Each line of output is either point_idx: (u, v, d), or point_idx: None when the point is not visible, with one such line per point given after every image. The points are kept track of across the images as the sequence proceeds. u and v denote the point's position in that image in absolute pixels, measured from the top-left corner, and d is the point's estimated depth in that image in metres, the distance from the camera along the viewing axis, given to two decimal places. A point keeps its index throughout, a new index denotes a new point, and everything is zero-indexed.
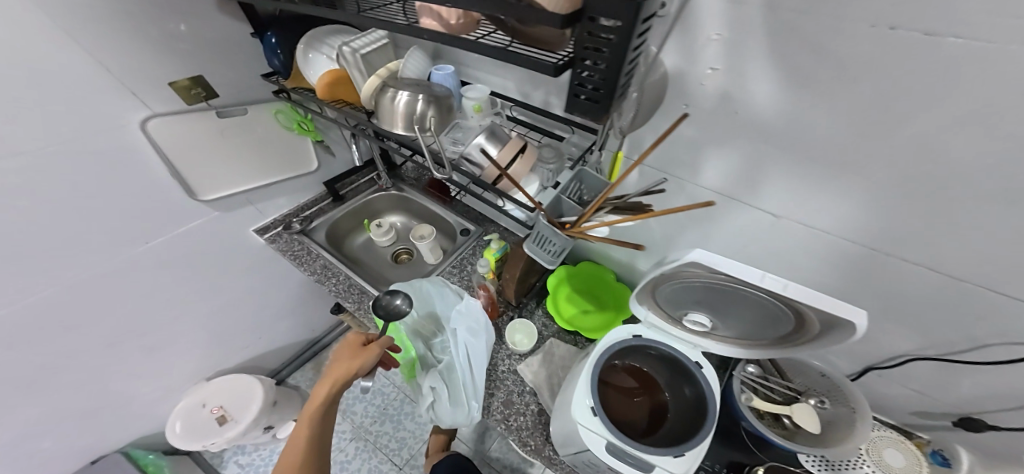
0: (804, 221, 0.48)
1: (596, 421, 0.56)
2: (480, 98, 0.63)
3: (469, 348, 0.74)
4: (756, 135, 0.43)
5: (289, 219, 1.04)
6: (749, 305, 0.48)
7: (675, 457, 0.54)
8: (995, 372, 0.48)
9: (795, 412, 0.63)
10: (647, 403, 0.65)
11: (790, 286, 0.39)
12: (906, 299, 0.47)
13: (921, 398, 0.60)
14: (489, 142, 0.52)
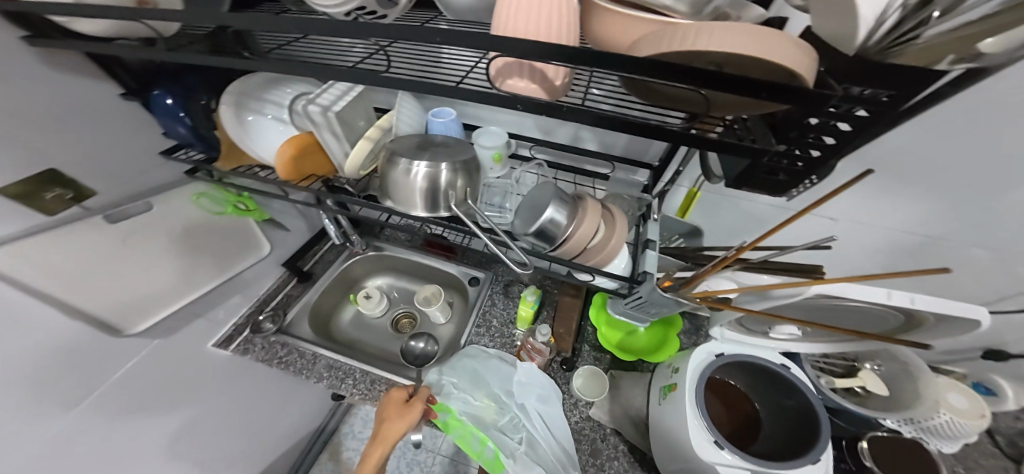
0: (859, 222, 0.54)
1: (724, 455, 0.54)
2: (500, 144, 0.48)
3: (549, 418, 0.67)
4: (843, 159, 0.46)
5: (253, 319, 0.77)
6: (849, 313, 0.45)
7: (812, 463, 0.53)
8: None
9: (864, 381, 0.62)
10: (744, 410, 0.65)
11: (914, 297, 0.37)
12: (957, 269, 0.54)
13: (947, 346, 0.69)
14: (562, 213, 0.40)
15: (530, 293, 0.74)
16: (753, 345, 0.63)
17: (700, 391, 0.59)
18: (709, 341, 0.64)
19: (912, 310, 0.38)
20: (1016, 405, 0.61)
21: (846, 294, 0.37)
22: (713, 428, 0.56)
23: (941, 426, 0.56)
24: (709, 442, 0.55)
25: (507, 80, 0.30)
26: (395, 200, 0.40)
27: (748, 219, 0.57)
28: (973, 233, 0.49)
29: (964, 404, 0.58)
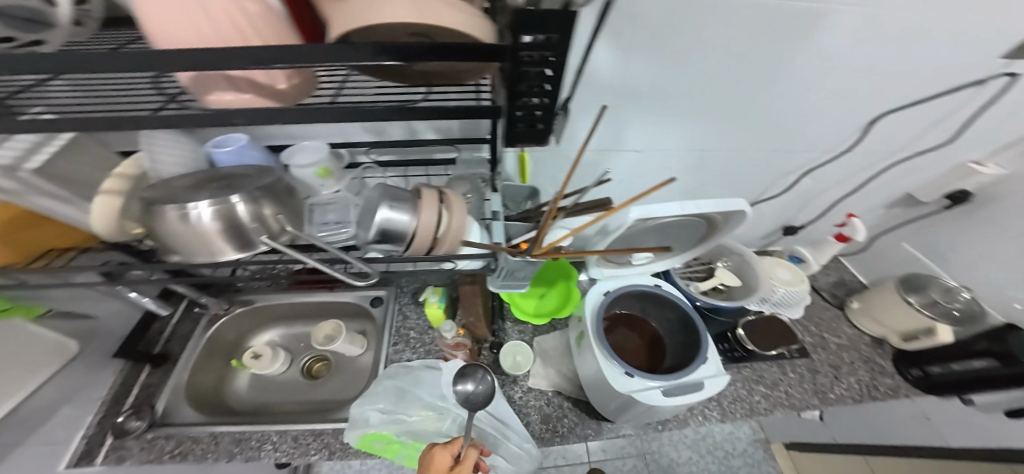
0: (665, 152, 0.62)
1: (638, 381, 0.61)
2: (319, 159, 0.43)
3: (489, 406, 0.67)
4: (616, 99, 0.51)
5: (111, 420, 0.61)
6: (676, 230, 0.58)
7: (703, 362, 0.64)
8: (799, 189, 0.74)
9: (723, 276, 0.77)
10: (646, 336, 0.74)
11: (699, 203, 0.52)
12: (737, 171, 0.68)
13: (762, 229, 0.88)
14: (400, 210, 0.36)
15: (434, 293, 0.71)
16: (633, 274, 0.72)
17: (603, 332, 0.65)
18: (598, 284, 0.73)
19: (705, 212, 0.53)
20: (818, 264, 0.82)
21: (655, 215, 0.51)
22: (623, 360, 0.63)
23: (779, 296, 0.79)
24: (623, 375, 0.61)
25: (214, 93, 0.25)
26: (194, 254, 0.31)
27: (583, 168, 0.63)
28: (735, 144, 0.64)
29: (789, 275, 0.79)
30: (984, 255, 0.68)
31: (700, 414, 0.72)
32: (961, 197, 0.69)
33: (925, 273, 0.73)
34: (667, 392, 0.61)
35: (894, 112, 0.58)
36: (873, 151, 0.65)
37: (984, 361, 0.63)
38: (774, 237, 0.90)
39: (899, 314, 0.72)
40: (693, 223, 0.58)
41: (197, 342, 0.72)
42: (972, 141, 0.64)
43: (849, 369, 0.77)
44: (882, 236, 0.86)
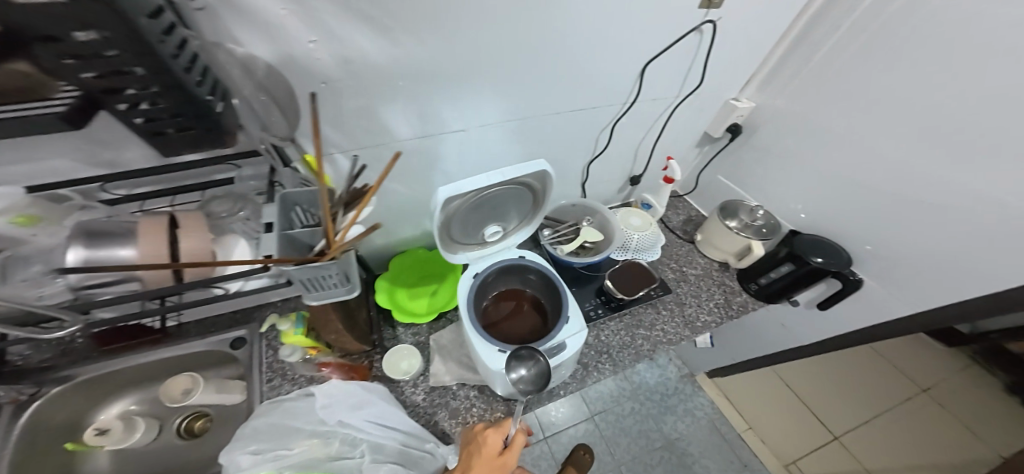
0: (480, 124, 0.62)
1: (512, 355, 0.62)
2: (17, 205, 0.36)
3: (375, 417, 0.65)
4: (385, 87, 0.48)
5: None
6: (508, 199, 0.62)
7: (569, 321, 0.66)
8: (617, 142, 0.81)
9: (584, 235, 0.85)
10: (528, 310, 0.74)
11: (506, 171, 0.55)
12: (551, 136, 0.72)
13: (609, 183, 0.96)
14: (100, 245, 0.32)
15: (285, 321, 0.66)
16: (496, 251, 0.71)
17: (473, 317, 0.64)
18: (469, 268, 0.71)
19: (517, 178, 0.57)
20: (661, 207, 0.92)
21: (469, 190, 0.53)
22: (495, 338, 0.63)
23: (637, 243, 0.90)
24: (496, 352, 0.62)
25: None
26: None
27: (408, 161, 0.61)
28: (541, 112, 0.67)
29: (640, 221, 0.91)
30: (770, 175, 0.83)
31: (593, 369, 0.76)
32: (735, 129, 0.83)
33: (733, 199, 0.86)
34: (538, 360, 0.62)
35: (650, 64, 0.65)
36: (657, 100, 0.74)
37: (786, 267, 0.75)
38: (624, 189, 0.98)
39: (729, 240, 0.84)
40: (520, 189, 0.62)
41: (12, 428, 0.58)
42: (724, 79, 0.76)
43: (706, 294, 0.87)
44: (700, 175, 1.00)
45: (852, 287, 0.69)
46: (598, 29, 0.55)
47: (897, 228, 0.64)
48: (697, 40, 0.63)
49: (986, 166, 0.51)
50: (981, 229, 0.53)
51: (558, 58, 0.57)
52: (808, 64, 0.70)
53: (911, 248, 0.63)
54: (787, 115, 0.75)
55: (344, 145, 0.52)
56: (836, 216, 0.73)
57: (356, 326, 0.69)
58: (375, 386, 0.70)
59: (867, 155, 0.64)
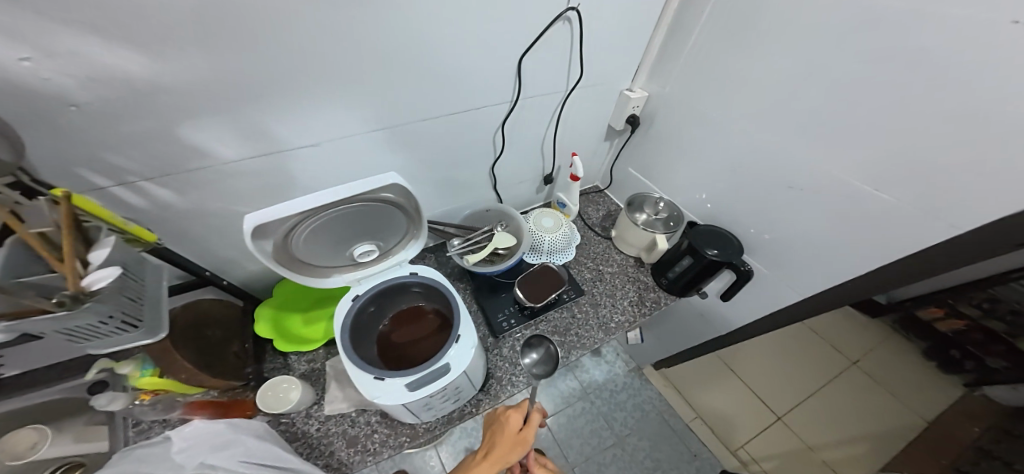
0: (339, 136, 0.55)
1: (387, 384, 0.55)
2: None
3: (248, 456, 0.54)
4: (187, 102, 0.41)
5: None
6: (364, 217, 0.52)
7: (457, 342, 0.60)
8: (516, 143, 0.78)
9: (495, 242, 0.77)
10: (427, 328, 0.68)
11: (342, 190, 0.45)
12: (439, 144, 0.67)
13: (524, 186, 0.92)
14: None
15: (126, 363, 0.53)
16: (380, 270, 0.63)
17: (349, 340, 0.58)
18: (351, 288, 0.63)
19: (361, 193, 0.47)
20: (575, 205, 0.90)
21: (291, 214, 0.43)
22: (370, 366, 0.57)
23: (549, 245, 0.85)
24: (373, 378, 0.56)
25: None
26: None
27: (257, 179, 0.55)
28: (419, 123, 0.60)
29: (552, 223, 0.87)
30: (670, 167, 0.86)
31: (504, 383, 0.72)
32: (633, 121, 0.86)
33: (638, 193, 0.88)
34: (414, 388, 0.56)
35: (526, 59, 0.61)
36: (546, 97, 0.71)
37: (687, 260, 0.77)
38: (540, 189, 0.96)
39: (637, 235, 0.86)
40: (378, 205, 0.52)
41: None
42: (610, 73, 0.76)
43: (621, 294, 0.86)
44: (614, 168, 1.01)
45: (744, 280, 0.72)
46: (450, 25, 0.49)
47: (778, 212, 0.68)
48: (568, 32, 0.61)
49: (838, 152, 0.55)
50: (842, 209, 0.58)
51: (414, 61, 0.51)
52: (682, 57, 0.73)
53: (790, 230, 0.68)
54: (677, 107, 0.78)
55: (143, 169, 0.45)
56: (728, 204, 0.78)
57: (216, 361, 0.61)
58: (250, 425, 0.59)
59: (747, 144, 0.68)
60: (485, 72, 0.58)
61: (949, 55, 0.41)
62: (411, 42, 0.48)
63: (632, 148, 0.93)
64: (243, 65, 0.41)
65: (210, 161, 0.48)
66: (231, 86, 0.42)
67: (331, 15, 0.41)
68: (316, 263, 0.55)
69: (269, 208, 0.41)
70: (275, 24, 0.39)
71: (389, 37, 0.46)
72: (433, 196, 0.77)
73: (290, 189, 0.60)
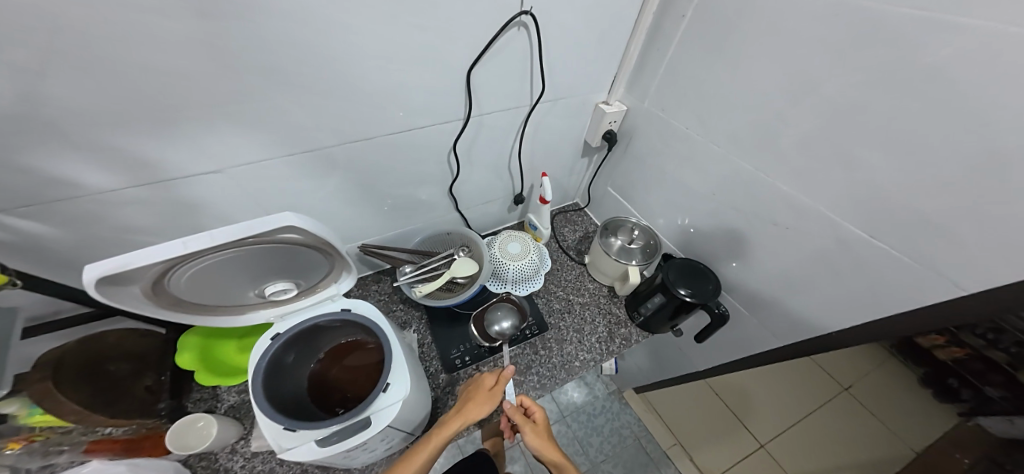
0: (256, 162, 0.51)
1: (300, 436, 0.48)
2: None
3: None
4: (43, 124, 0.36)
5: None
6: (265, 257, 0.45)
7: (385, 391, 0.53)
8: (476, 161, 0.71)
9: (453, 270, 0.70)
10: (365, 366, 0.60)
11: (220, 233, 0.38)
12: (380, 160, 0.61)
13: (492, 206, 0.85)
14: None
15: (8, 403, 0.41)
16: (309, 306, 0.56)
17: (262, 386, 0.50)
18: (273, 325, 0.56)
19: (249, 237, 0.40)
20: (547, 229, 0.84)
21: (152, 262, 0.36)
22: (282, 414, 0.49)
23: (514, 274, 0.77)
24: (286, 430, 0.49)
25: None
26: None
27: (158, 204, 0.48)
28: (353, 141, 0.55)
29: (519, 249, 0.79)
30: (649, 189, 0.81)
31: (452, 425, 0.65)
32: (611, 137, 0.78)
33: (614, 218, 0.82)
34: (326, 443, 0.48)
35: (475, 70, 0.54)
36: (507, 113, 0.64)
37: (658, 297, 0.71)
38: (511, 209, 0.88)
39: (608, 264, 0.80)
40: (279, 245, 0.45)
41: None
42: (582, 85, 0.67)
43: (591, 329, 0.79)
44: (594, 185, 0.95)
45: (719, 322, 0.67)
46: (370, 34, 0.44)
47: (761, 244, 0.63)
48: (527, 41, 0.54)
49: (824, 189, 0.50)
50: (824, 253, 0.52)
51: (332, 76, 0.46)
52: (659, 73, 0.65)
53: (769, 265, 0.63)
54: (656, 125, 0.71)
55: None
56: (709, 234, 0.72)
57: (119, 397, 0.50)
58: (159, 465, 0.48)
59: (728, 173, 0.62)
60: (430, 85, 0.53)
61: (964, 86, 0.34)
62: (313, 53, 0.43)
63: (609, 167, 0.87)
64: (96, 79, 0.35)
65: (96, 186, 0.43)
66: (90, 107, 0.36)
67: (213, 28, 0.36)
68: (217, 304, 0.48)
69: (114, 258, 0.34)
70: (124, 34, 0.33)
71: (294, 46, 0.41)
72: (382, 217, 0.71)
73: (204, 212, 0.53)
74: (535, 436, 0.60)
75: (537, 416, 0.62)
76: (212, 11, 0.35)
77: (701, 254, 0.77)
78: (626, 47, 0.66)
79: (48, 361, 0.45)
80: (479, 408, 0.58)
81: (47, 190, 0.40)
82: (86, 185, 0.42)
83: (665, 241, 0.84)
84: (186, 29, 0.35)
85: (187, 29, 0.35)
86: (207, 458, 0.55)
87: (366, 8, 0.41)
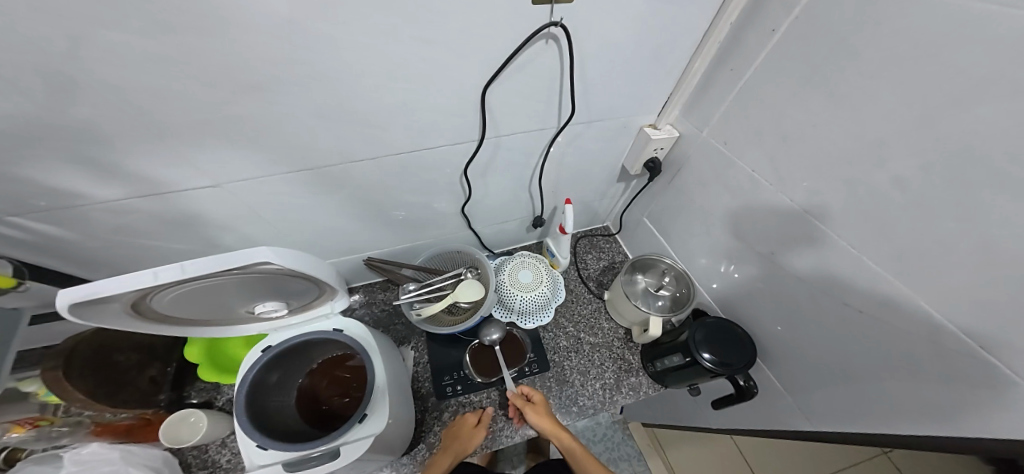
0: (260, 177, 0.49)
1: (271, 454, 0.46)
2: None
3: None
4: (40, 143, 0.35)
5: None
6: (250, 282, 0.42)
7: (360, 422, 0.49)
8: (492, 180, 0.64)
9: (454, 295, 0.65)
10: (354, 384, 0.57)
11: (193, 265, 0.34)
12: (389, 178, 0.57)
13: (509, 224, 0.79)
14: None
15: (29, 382, 0.48)
16: (300, 322, 0.54)
17: (242, 396, 0.49)
18: (266, 336, 0.54)
19: (227, 269, 0.36)
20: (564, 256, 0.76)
21: (121, 291, 0.33)
22: (257, 430, 0.47)
23: (522, 304, 0.71)
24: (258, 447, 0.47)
25: None
26: None
27: (168, 211, 0.50)
28: (359, 161, 0.52)
29: (531, 278, 0.73)
30: (691, 229, 0.69)
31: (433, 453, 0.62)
32: (654, 167, 0.67)
33: (645, 256, 0.72)
34: (294, 468, 0.46)
35: (492, 88, 0.46)
36: (528, 134, 0.56)
37: (677, 357, 0.61)
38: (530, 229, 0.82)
39: (628, 308, 0.71)
40: (264, 273, 0.41)
41: None
42: (624, 106, 0.57)
43: (599, 373, 0.71)
44: (628, 211, 0.85)
45: (743, 396, 0.55)
46: (370, 55, 0.37)
47: (812, 332, 0.50)
48: (557, 56, 0.44)
49: None
50: (904, 370, 0.39)
51: (332, 99, 0.41)
52: (726, 102, 0.51)
53: (816, 355, 0.51)
54: (711, 162, 0.58)
55: (10, 206, 0.41)
56: (755, 300, 0.60)
57: (122, 388, 0.54)
58: (151, 454, 0.54)
59: (792, 243, 0.49)
60: (439, 106, 0.46)
61: None
62: (301, 69, 0.37)
63: (648, 195, 0.76)
64: (69, 99, 0.33)
65: (100, 194, 0.44)
66: (70, 124, 0.35)
67: (190, 51, 0.32)
68: (210, 319, 0.46)
69: (83, 285, 0.31)
70: (81, 52, 0.29)
71: (288, 67, 0.36)
72: (391, 229, 0.69)
73: (213, 218, 0.54)
74: (542, 417, 0.60)
75: (535, 397, 0.63)
76: (177, 27, 0.30)
77: (740, 316, 0.65)
78: (687, 63, 0.53)
79: (64, 350, 0.50)
80: (470, 445, 0.59)
81: (56, 197, 0.42)
82: (87, 194, 0.43)
83: (701, 290, 0.73)
84: (159, 51, 0.31)
85: (158, 48, 0.31)
86: (199, 448, 0.60)
87: (361, 29, 0.34)
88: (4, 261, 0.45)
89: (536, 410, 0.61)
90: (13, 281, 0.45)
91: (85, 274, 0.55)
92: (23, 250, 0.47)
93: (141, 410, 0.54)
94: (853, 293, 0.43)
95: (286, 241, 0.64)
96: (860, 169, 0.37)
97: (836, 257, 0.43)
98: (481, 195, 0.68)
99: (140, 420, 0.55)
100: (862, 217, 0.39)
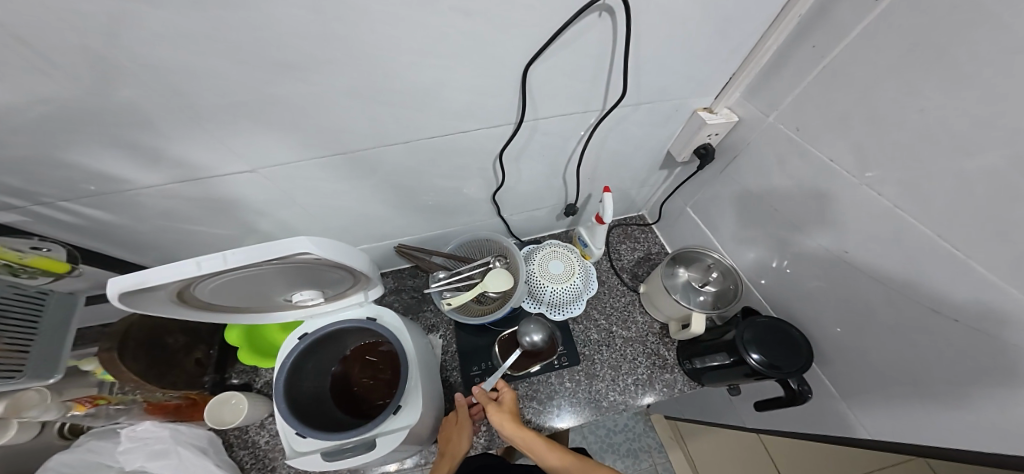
0: (295, 162, 0.48)
1: (312, 441, 0.47)
2: None
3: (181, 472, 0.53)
4: (78, 129, 0.35)
5: None
6: (287, 271, 0.41)
7: (395, 413, 0.49)
8: (527, 165, 0.61)
9: (484, 284, 0.63)
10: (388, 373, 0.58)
11: (233, 257, 0.33)
12: (423, 165, 0.55)
13: (541, 211, 0.77)
14: None
15: (88, 362, 0.53)
16: (336, 310, 0.54)
17: (282, 384, 0.50)
18: (301, 323, 0.55)
19: (265, 261, 0.35)
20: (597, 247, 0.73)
21: (165, 282, 0.32)
22: (296, 417, 0.48)
23: (552, 295, 0.70)
24: (298, 436, 0.48)
25: None
26: None
27: (207, 197, 0.50)
28: (394, 146, 0.50)
29: (562, 269, 0.70)
30: (742, 221, 0.64)
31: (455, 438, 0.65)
32: (704, 153, 0.61)
33: (689, 249, 0.66)
34: (332, 457, 0.47)
35: (535, 65, 0.42)
36: (568, 117, 0.52)
37: (720, 357, 0.58)
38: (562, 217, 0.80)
39: (667, 304, 0.67)
40: (301, 262, 0.39)
41: None
42: (676, 87, 0.51)
43: (631, 369, 0.69)
44: (668, 200, 0.80)
45: (795, 401, 0.52)
46: (408, 25, 0.34)
47: (881, 339, 0.46)
48: (610, 28, 0.39)
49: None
50: (1004, 390, 0.34)
51: (367, 78, 0.38)
52: (802, 81, 0.45)
53: (885, 362, 0.46)
54: (775, 149, 0.52)
55: (56, 192, 0.41)
56: (815, 300, 0.54)
57: (169, 370, 0.57)
58: (196, 433, 0.57)
59: (865, 240, 0.44)
60: (478, 86, 0.43)
61: None
62: (334, 43, 0.34)
63: (693, 184, 0.71)
64: (108, 82, 0.32)
65: (141, 180, 0.44)
66: (101, 108, 0.34)
67: (219, 27, 0.30)
68: (250, 306, 0.46)
69: (129, 275, 0.31)
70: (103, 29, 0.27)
71: (321, 42, 0.33)
72: (422, 215, 0.68)
73: (250, 206, 0.54)
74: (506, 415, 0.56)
75: (504, 396, 0.59)
76: (211, 2, 0.27)
77: (793, 315, 0.60)
78: (759, 38, 0.47)
79: (118, 332, 0.52)
80: (462, 443, 0.58)
81: (97, 184, 0.42)
82: (130, 180, 0.43)
83: (749, 287, 0.68)
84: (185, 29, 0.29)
85: (186, 25, 0.29)
86: (240, 428, 0.62)
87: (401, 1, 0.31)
88: (58, 244, 0.47)
89: (498, 408, 0.57)
90: (67, 266, 0.47)
91: (135, 258, 0.57)
92: (76, 234, 0.48)
93: (185, 391, 0.57)
94: (948, 301, 0.37)
95: (318, 228, 0.64)
96: (982, 160, 0.31)
97: (929, 259, 0.37)
98: (514, 182, 0.65)
99: (187, 400, 0.58)
100: (968, 218, 0.33)
